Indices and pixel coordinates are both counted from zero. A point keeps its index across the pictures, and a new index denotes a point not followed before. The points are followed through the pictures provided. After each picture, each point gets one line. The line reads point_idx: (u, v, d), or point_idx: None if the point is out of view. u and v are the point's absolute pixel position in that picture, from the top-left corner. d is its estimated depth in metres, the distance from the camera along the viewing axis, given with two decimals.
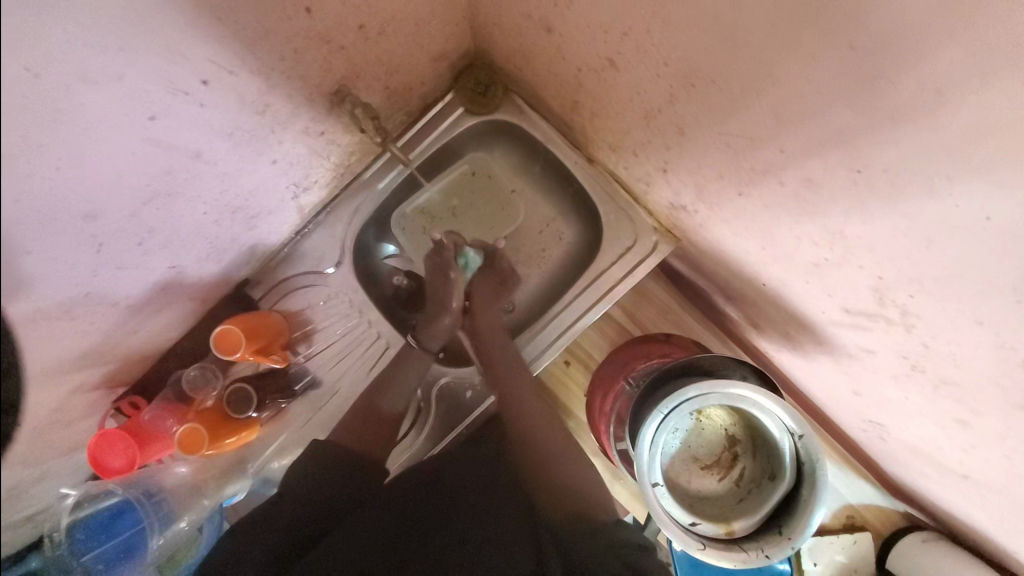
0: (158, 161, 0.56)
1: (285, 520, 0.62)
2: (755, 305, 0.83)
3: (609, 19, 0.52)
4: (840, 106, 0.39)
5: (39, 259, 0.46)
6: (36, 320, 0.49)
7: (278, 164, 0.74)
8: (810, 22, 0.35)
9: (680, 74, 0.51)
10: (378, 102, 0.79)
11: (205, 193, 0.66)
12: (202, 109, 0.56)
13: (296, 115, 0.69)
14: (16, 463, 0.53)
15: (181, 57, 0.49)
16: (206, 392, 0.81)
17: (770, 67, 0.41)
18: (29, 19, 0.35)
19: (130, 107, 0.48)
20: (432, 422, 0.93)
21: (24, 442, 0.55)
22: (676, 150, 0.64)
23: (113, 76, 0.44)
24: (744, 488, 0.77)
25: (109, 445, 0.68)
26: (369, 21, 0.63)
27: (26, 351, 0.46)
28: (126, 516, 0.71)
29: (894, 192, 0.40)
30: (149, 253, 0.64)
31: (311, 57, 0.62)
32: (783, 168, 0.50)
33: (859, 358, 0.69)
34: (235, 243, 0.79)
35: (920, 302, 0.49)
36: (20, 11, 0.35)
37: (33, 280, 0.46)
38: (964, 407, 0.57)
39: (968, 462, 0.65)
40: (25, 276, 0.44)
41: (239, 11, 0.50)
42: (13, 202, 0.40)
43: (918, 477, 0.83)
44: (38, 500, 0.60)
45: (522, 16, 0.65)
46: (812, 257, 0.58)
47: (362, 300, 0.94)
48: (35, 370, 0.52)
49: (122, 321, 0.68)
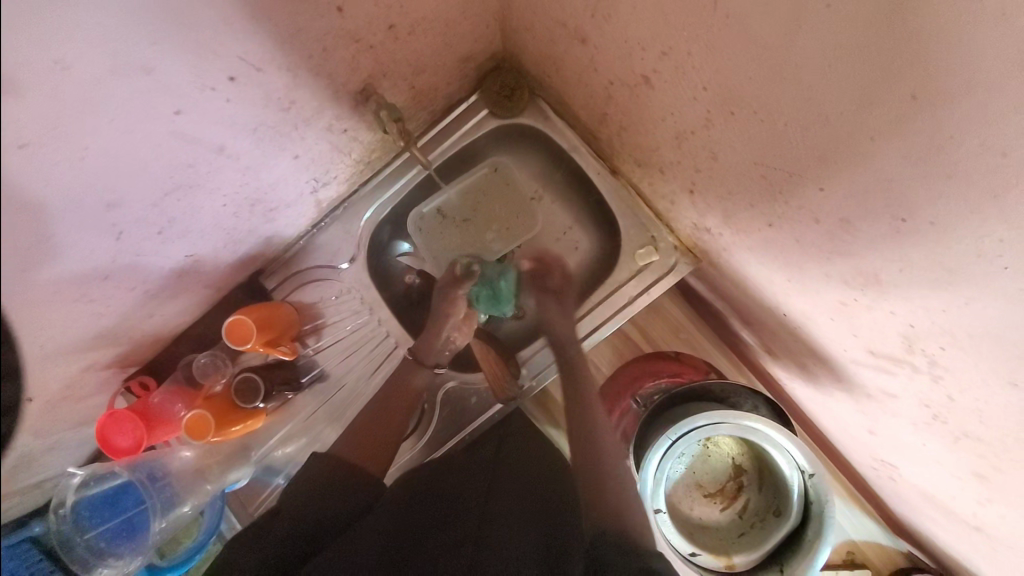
0: (182, 154, 0.55)
1: (297, 513, 0.60)
2: (772, 332, 0.81)
3: (648, 37, 0.50)
4: (894, 156, 0.36)
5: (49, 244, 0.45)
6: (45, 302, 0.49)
7: (299, 160, 0.73)
8: (870, 64, 0.33)
9: (719, 100, 0.48)
10: (404, 102, 0.77)
11: (226, 186, 0.65)
12: (228, 104, 0.54)
13: (319, 113, 0.67)
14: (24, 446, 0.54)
15: (209, 54, 0.47)
16: (215, 378, 0.82)
17: (818, 106, 0.39)
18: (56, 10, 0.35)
19: (155, 100, 0.47)
20: (434, 427, 0.92)
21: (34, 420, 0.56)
22: (705, 174, 0.61)
23: (141, 69, 0.43)
24: (746, 521, 0.76)
25: (118, 424, 0.70)
26: (400, 22, 0.62)
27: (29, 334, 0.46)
28: (129, 496, 0.71)
29: (937, 248, 0.38)
30: (167, 241, 0.64)
31: (340, 56, 0.60)
32: (821, 207, 0.47)
33: (879, 399, 0.67)
34: (251, 234, 0.79)
35: (951, 356, 0.47)
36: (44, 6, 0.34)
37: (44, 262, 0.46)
38: (986, 462, 0.55)
39: (984, 515, 0.63)
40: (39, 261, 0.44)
41: (273, 8, 0.48)
42: (26, 193, 0.39)
43: (926, 521, 0.81)
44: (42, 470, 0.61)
45: (557, 24, 0.63)
46: (839, 298, 0.56)
47: (374, 298, 0.94)
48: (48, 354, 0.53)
49: (137, 304, 0.69)
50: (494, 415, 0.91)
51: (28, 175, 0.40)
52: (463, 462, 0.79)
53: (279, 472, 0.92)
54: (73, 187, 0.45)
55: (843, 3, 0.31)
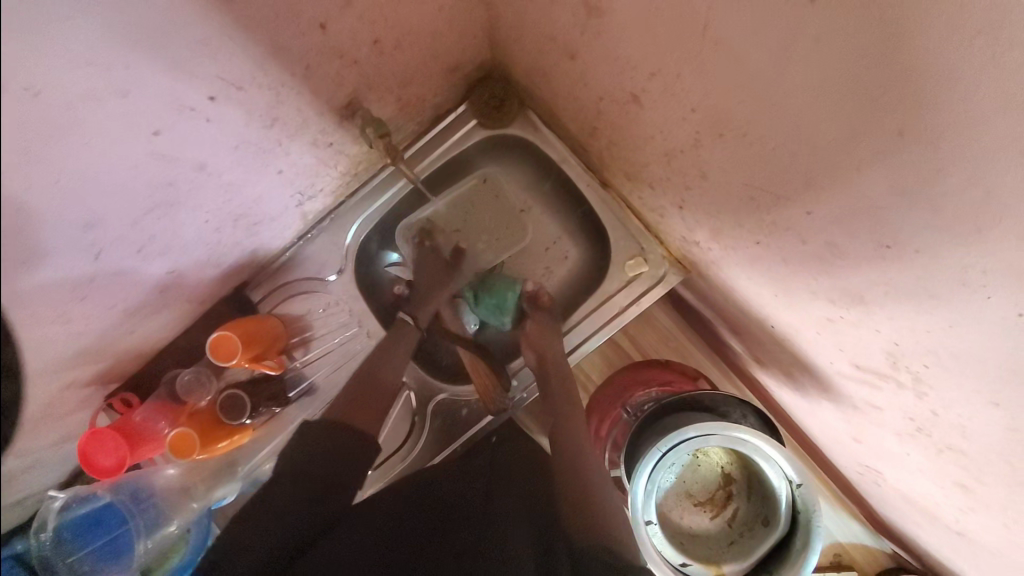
0: (161, 172, 0.53)
1: (296, 475, 0.61)
2: (759, 342, 0.82)
3: (636, 57, 0.50)
4: (881, 186, 0.36)
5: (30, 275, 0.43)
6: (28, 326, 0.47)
7: (284, 174, 0.71)
8: (858, 98, 0.33)
9: (707, 121, 0.48)
10: (390, 114, 0.76)
11: (208, 203, 0.63)
12: (208, 123, 0.53)
13: (304, 128, 0.66)
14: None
15: (187, 74, 0.46)
16: (200, 395, 0.80)
17: (805, 134, 0.39)
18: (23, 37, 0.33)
19: (134, 122, 0.45)
20: (425, 439, 0.91)
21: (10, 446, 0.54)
22: (694, 191, 0.62)
23: (117, 92, 0.42)
24: (735, 530, 0.77)
25: (101, 444, 0.68)
26: (386, 36, 0.60)
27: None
28: (110, 517, 0.70)
29: (923, 274, 0.39)
30: (148, 258, 0.62)
31: (324, 72, 0.59)
32: (808, 230, 0.47)
33: (863, 410, 0.68)
34: (235, 248, 0.77)
35: (935, 374, 0.48)
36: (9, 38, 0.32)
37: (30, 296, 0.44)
38: (968, 474, 0.56)
39: (965, 522, 0.64)
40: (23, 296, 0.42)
41: (255, 27, 0.47)
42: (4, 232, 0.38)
43: (910, 524, 0.83)
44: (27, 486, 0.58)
45: (545, 39, 0.63)
46: (826, 314, 0.56)
47: (362, 310, 0.93)
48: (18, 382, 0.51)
49: (118, 322, 0.67)
50: (484, 428, 0.90)
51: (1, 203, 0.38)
52: (458, 468, 0.78)
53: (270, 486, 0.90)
54: (56, 220, 0.43)
55: (830, 38, 0.31)
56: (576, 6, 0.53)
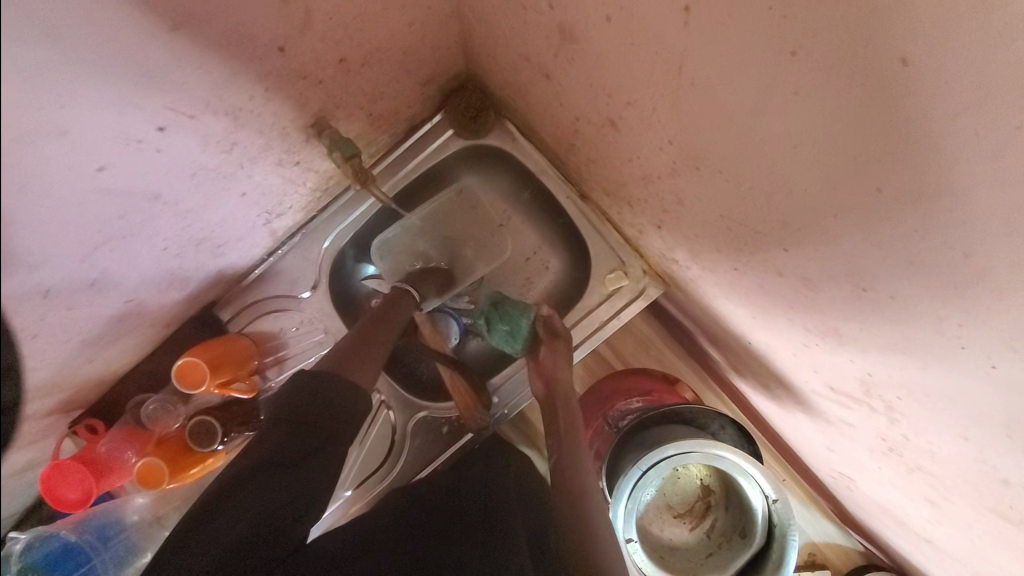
0: (110, 207, 0.50)
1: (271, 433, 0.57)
2: (737, 354, 0.83)
3: (612, 86, 0.48)
4: (857, 236, 0.36)
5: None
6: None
7: (248, 196, 0.68)
8: (838, 153, 0.32)
9: (685, 153, 0.47)
10: (361, 128, 0.73)
11: (165, 230, 0.60)
12: (159, 153, 0.50)
13: (268, 148, 0.63)
14: None
15: (134, 107, 0.43)
16: (167, 422, 0.78)
17: (783, 178, 0.38)
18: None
19: (76, 160, 0.41)
20: (406, 457, 0.90)
21: None
22: (672, 215, 0.61)
23: (54, 132, 0.37)
24: (714, 541, 0.78)
25: (63, 477, 0.66)
26: (352, 55, 0.57)
27: None
28: (69, 558, 0.67)
29: (899, 318, 0.39)
30: (101, 291, 0.58)
31: (286, 93, 0.56)
32: (785, 265, 0.47)
33: (837, 425, 0.69)
34: (199, 271, 0.74)
35: (907, 405, 0.48)
36: None
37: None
38: (936, 491, 0.57)
39: (933, 531, 0.66)
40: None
41: (207, 55, 0.44)
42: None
43: (881, 526, 0.85)
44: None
45: (519, 57, 0.61)
46: (802, 340, 0.56)
47: (337, 328, 0.90)
48: None
49: (74, 355, 0.63)
50: (466, 443, 0.89)
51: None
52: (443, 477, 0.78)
53: None
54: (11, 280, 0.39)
55: (811, 92, 0.30)
56: (550, 30, 0.50)
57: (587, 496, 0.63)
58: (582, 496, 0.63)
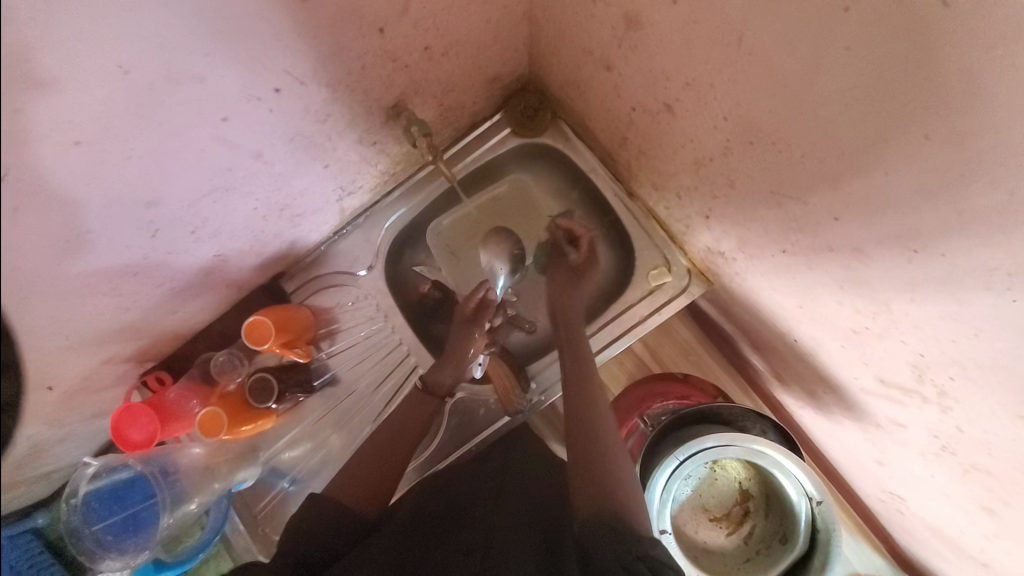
0: (223, 159, 0.58)
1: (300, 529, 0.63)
2: (781, 358, 0.82)
3: (673, 68, 0.53)
4: (906, 188, 0.38)
5: (91, 233, 0.49)
6: (79, 282, 0.52)
7: (330, 169, 0.76)
8: (888, 105, 0.35)
9: (738, 130, 0.51)
10: (432, 118, 0.80)
11: (259, 191, 0.68)
12: (270, 113, 0.58)
13: (352, 125, 0.70)
14: (37, 426, 0.55)
15: (258, 66, 0.51)
16: (230, 377, 0.83)
17: (834, 139, 0.41)
18: (119, 23, 0.38)
19: (205, 107, 0.50)
20: (442, 437, 0.92)
21: (49, 407, 0.58)
22: (721, 200, 0.64)
23: (193, 78, 0.46)
24: (751, 547, 0.76)
25: (133, 416, 0.71)
26: (435, 44, 0.65)
27: (42, 318, 0.48)
28: (138, 489, 0.72)
29: (948, 277, 0.40)
30: (200, 240, 0.66)
31: (376, 73, 0.64)
32: (835, 237, 0.49)
33: (887, 429, 0.67)
34: (277, 238, 0.82)
35: (960, 386, 0.48)
36: (103, 16, 0.37)
37: (82, 250, 0.49)
38: (995, 496, 0.55)
39: (991, 551, 0.62)
40: (78, 247, 0.48)
41: (320, 30, 0.52)
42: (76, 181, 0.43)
43: (935, 557, 0.80)
44: (55, 457, 0.62)
45: (584, 51, 0.67)
46: (851, 325, 0.57)
47: (389, 305, 0.95)
48: (60, 340, 0.54)
49: (165, 300, 0.71)
50: (502, 426, 0.92)
51: (72, 170, 0.42)
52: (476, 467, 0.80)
53: (286, 475, 0.92)
54: (114, 196, 0.48)
55: (860, 45, 0.34)
56: (615, 20, 0.56)
57: (622, 474, 0.63)
58: (615, 473, 0.63)
